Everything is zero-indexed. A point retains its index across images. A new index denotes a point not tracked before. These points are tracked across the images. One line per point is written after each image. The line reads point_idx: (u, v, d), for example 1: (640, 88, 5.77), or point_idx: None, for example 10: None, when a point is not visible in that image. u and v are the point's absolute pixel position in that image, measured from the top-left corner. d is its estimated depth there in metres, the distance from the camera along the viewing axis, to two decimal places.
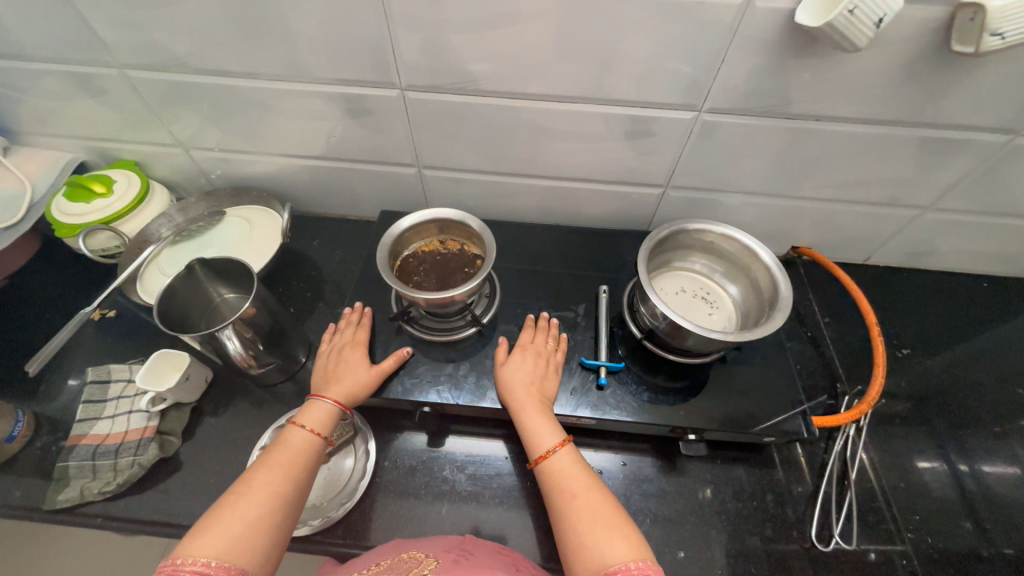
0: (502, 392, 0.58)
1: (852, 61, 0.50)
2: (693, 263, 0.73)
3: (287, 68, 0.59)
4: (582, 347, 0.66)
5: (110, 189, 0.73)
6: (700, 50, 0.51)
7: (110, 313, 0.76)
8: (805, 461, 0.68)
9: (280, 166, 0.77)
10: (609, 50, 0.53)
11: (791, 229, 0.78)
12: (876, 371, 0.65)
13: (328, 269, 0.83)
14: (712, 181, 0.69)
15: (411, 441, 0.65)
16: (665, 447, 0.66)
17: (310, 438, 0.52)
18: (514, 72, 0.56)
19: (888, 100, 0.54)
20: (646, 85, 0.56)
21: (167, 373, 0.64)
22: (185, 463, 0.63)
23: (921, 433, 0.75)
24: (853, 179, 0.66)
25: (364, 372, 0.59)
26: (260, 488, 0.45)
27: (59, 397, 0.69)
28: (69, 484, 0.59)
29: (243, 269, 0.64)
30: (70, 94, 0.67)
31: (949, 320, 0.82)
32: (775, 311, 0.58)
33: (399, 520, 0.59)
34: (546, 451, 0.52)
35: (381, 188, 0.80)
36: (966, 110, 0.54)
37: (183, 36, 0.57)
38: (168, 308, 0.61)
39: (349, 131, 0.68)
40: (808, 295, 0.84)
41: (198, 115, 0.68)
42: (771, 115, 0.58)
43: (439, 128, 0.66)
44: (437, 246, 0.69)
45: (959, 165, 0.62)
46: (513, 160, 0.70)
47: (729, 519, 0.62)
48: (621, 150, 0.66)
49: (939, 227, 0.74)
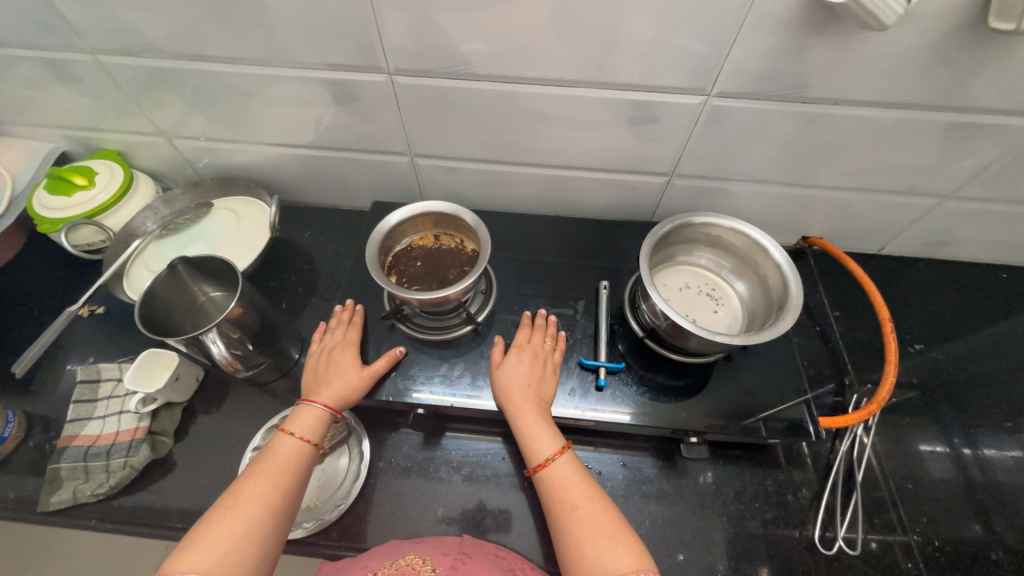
0: (499, 395, 0.56)
1: (877, 40, 0.46)
2: (698, 258, 0.70)
3: (267, 52, 0.56)
4: (581, 346, 0.64)
5: (93, 182, 0.70)
6: (711, 28, 0.47)
7: (98, 310, 0.74)
8: (811, 461, 0.66)
9: (267, 156, 0.74)
10: (611, 30, 0.49)
11: (802, 219, 0.75)
12: (888, 370, 0.62)
13: (321, 262, 0.80)
14: (720, 170, 0.66)
15: (407, 441, 0.64)
16: (666, 447, 0.65)
17: (300, 446, 0.51)
18: (510, 56, 0.52)
19: (914, 83, 0.50)
20: (651, 68, 0.52)
21: (158, 372, 0.62)
22: (178, 464, 0.62)
23: (927, 427, 0.72)
24: (871, 167, 0.62)
25: (355, 373, 0.58)
26: (249, 500, 0.45)
27: (51, 395, 0.68)
28: (62, 485, 0.58)
29: (228, 267, 0.62)
30: (45, 81, 0.64)
31: (965, 312, 0.78)
32: (785, 312, 0.55)
33: (394, 521, 0.59)
34: (545, 460, 0.50)
35: (373, 177, 0.77)
36: (999, 92, 0.50)
37: (156, 20, 0.53)
38: (151, 310, 0.59)
39: (338, 119, 0.65)
40: (818, 288, 0.81)
41: (179, 103, 0.65)
42: (786, 99, 0.54)
43: (431, 115, 0.62)
44: (431, 241, 0.66)
45: (986, 152, 0.58)
46: (511, 148, 0.66)
47: (730, 520, 0.61)
48: (624, 138, 0.62)
49: (959, 217, 0.70)
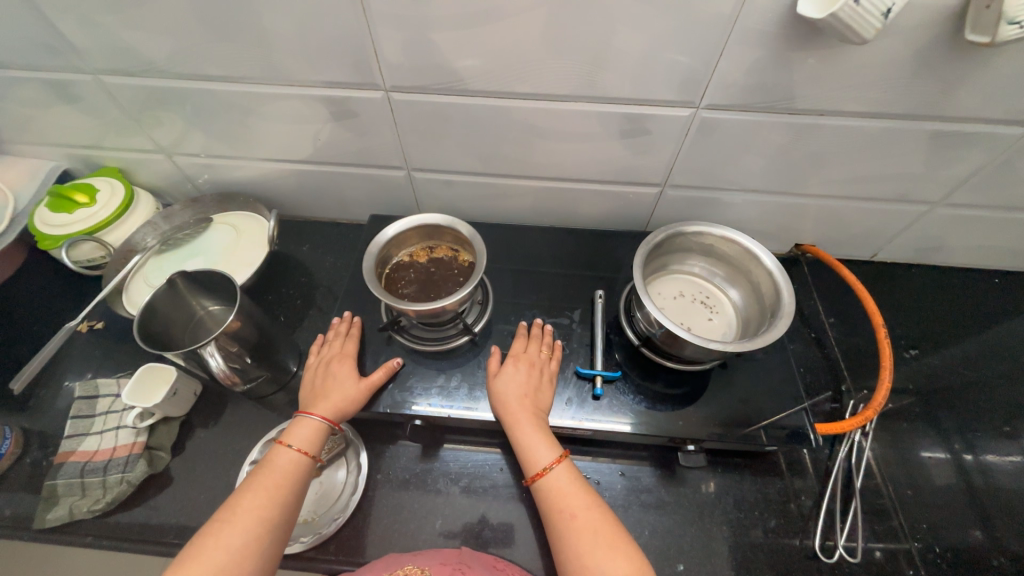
0: (496, 405, 0.56)
1: (858, 53, 0.47)
2: (692, 267, 0.71)
3: (266, 71, 0.57)
4: (578, 355, 0.64)
5: (94, 199, 0.72)
6: (698, 42, 0.48)
7: (97, 324, 0.75)
8: (811, 466, 0.66)
9: (266, 171, 0.75)
10: (601, 46, 0.50)
11: (795, 227, 0.76)
12: (883, 374, 0.62)
13: (319, 275, 0.81)
14: (712, 179, 0.67)
15: (404, 453, 0.64)
16: (664, 456, 0.65)
17: (297, 457, 0.51)
18: (503, 71, 0.54)
19: (898, 93, 0.51)
20: (641, 82, 0.53)
21: (156, 387, 0.63)
22: (175, 478, 0.62)
23: (926, 432, 0.72)
24: (859, 175, 0.63)
25: (353, 385, 0.58)
26: (245, 514, 0.45)
27: (47, 412, 0.68)
28: (57, 502, 0.58)
29: (226, 281, 0.63)
30: (47, 102, 0.65)
31: (958, 317, 0.79)
32: (777, 318, 0.56)
33: (393, 533, 0.58)
34: (543, 468, 0.50)
35: (370, 192, 0.78)
36: (980, 102, 0.51)
37: (157, 39, 0.54)
38: (150, 326, 0.60)
39: (336, 134, 0.66)
40: (811, 295, 0.82)
41: (179, 121, 0.66)
42: (773, 110, 0.55)
43: (427, 130, 0.63)
44: (428, 254, 0.67)
45: (972, 159, 0.59)
46: (505, 161, 0.67)
47: (731, 529, 0.61)
48: (616, 149, 0.63)
49: (949, 223, 0.71)
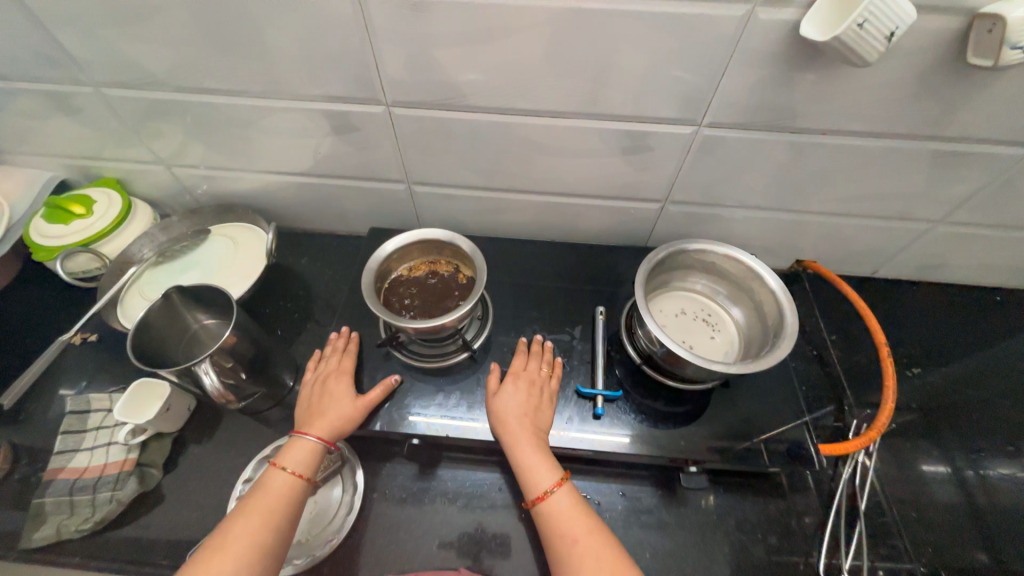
0: (495, 425, 0.55)
1: (861, 74, 0.47)
2: (693, 284, 0.71)
3: (268, 85, 0.57)
4: (578, 373, 0.63)
5: (90, 210, 0.71)
6: (701, 61, 0.48)
7: (91, 337, 0.74)
8: (813, 487, 0.65)
9: (266, 183, 0.75)
10: (604, 64, 0.50)
11: (796, 243, 0.75)
12: (885, 394, 0.61)
13: (317, 288, 0.81)
14: (713, 196, 0.66)
15: (400, 471, 0.63)
16: (665, 476, 0.64)
17: (292, 480, 0.50)
18: (506, 87, 0.53)
19: (900, 113, 0.51)
20: (643, 100, 0.53)
21: (149, 403, 0.62)
22: (166, 497, 0.61)
23: (928, 449, 0.72)
24: (860, 194, 0.63)
25: (350, 404, 0.56)
26: (238, 540, 0.44)
27: (37, 427, 0.67)
28: (45, 520, 0.57)
29: (222, 295, 0.62)
30: (46, 113, 0.65)
31: (959, 335, 0.79)
32: (780, 338, 0.55)
33: (388, 555, 0.57)
34: (544, 492, 0.49)
35: (370, 204, 0.77)
36: (982, 122, 0.51)
37: (157, 52, 0.54)
38: (143, 341, 0.59)
39: (336, 147, 0.65)
40: (814, 311, 0.81)
41: (179, 133, 0.66)
42: (775, 129, 0.55)
43: (428, 144, 0.63)
44: (427, 268, 0.66)
45: (973, 178, 0.59)
46: (507, 176, 0.67)
47: (733, 552, 0.60)
48: (618, 166, 0.63)
49: (950, 240, 0.71)
